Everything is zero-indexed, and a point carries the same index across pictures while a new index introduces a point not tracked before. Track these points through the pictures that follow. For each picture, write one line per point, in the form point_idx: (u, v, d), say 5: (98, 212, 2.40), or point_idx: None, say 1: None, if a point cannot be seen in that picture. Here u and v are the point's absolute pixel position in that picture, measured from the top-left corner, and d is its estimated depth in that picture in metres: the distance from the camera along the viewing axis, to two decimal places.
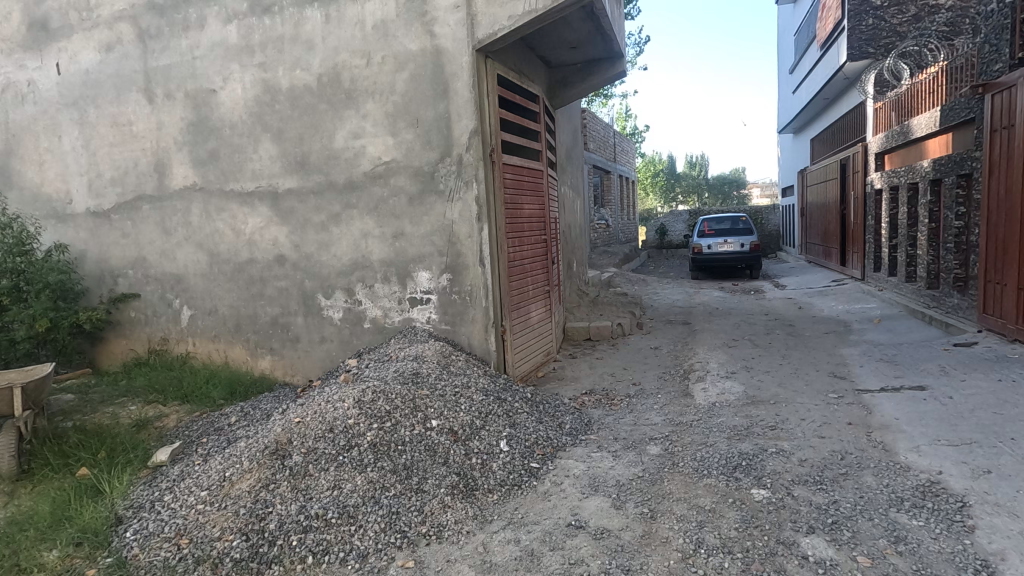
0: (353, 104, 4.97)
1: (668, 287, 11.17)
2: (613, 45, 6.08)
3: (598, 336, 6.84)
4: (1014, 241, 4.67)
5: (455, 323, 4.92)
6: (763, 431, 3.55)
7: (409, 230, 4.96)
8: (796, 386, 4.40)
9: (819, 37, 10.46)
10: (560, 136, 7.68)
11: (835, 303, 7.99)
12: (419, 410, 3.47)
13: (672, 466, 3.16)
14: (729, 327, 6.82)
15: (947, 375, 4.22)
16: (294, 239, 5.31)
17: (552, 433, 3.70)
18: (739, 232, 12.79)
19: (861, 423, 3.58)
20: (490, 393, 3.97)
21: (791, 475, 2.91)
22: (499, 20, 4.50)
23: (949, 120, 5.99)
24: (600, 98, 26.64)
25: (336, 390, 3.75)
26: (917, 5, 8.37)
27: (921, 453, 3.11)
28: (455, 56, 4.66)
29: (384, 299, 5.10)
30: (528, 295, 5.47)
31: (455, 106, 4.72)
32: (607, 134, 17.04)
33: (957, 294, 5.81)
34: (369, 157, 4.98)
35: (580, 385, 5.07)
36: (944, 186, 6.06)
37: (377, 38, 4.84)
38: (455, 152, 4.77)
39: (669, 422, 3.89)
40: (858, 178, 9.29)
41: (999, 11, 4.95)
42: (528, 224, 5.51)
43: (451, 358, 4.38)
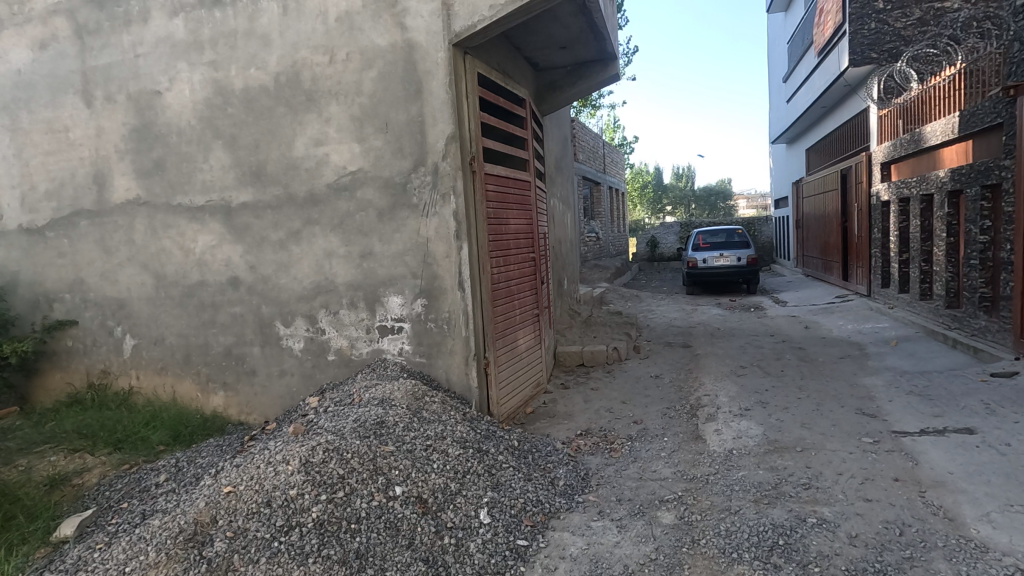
0: (315, 106, 4.34)
1: (663, 303, 10.61)
2: (606, 45, 5.56)
3: (592, 362, 6.26)
4: None
5: (431, 355, 4.30)
6: (796, 491, 2.96)
7: (379, 249, 4.34)
8: (823, 428, 3.82)
9: (816, 44, 10.09)
10: (549, 143, 7.13)
11: (845, 321, 7.46)
12: (380, 474, 2.88)
13: (692, 545, 2.56)
14: (735, 352, 6.25)
15: (996, 417, 3.66)
16: (249, 259, 4.60)
17: (544, 494, 3.08)
18: (735, 245, 12.31)
19: (911, 479, 3.00)
20: (469, 444, 3.35)
21: (843, 562, 2.33)
22: (478, 10, 3.95)
23: (971, 127, 5.52)
24: (587, 108, 26.43)
25: (281, 446, 3.14)
26: (922, 8, 7.99)
27: (996, 524, 2.53)
28: (429, 52, 4.10)
29: (350, 328, 4.45)
30: (515, 320, 4.87)
31: (430, 108, 4.14)
32: (596, 144, 16.58)
33: (985, 315, 5.31)
34: (333, 166, 4.35)
35: (574, 424, 4.46)
36: (966, 198, 5.59)
37: (341, 32, 4.24)
38: (430, 160, 4.18)
39: (681, 477, 3.29)
40: (861, 189, 8.85)
41: None
42: (514, 241, 4.93)
43: (425, 400, 3.74)
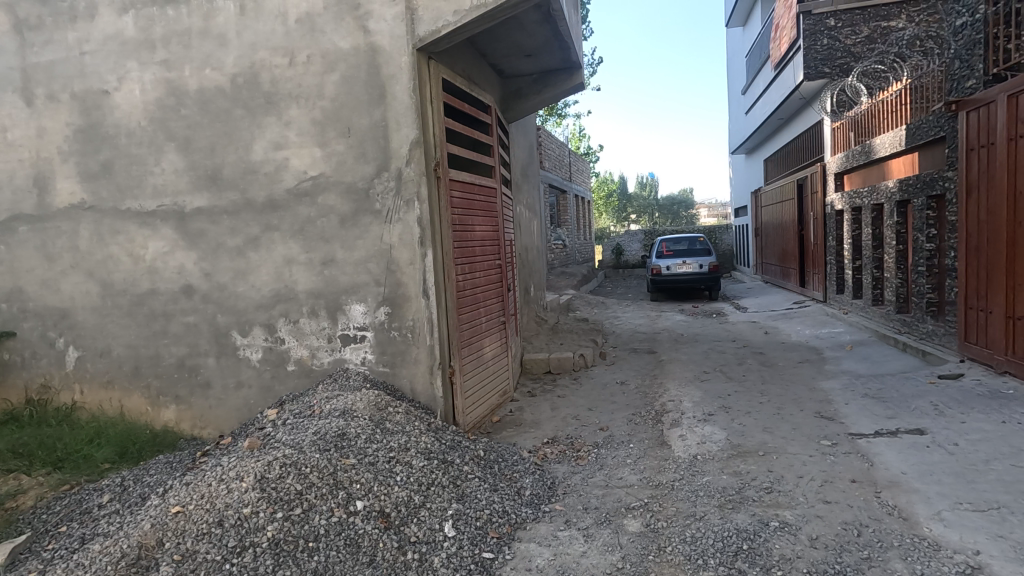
0: (275, 109, 4.20)
1: (629, 310, 10.74)
2: (571, 54, 5.60)
3: (558, 369, 6.25)
4: (999, 265, 4.38)
5: (395, 364, 4.21)
6: (758, 496, 3.00)
7: (341, 256, 4.22)
8: (783, 432, 3.90)
9: (772, 58, 10.47)
10: (514, 150, 7.14)
11: (802, 327, 7.69)
12: (340, 488, 2.79)
13: (658, 553, 2.55)
14: (698, 357, 6.36)
15: (944, 417, 3.81)
16: (203, 267, 4.39)
17: (510, 505, 3.03)
18: (698, 253, 12.58)
19: (867, 481, 3.08)
20: (434, 455, 3.29)
21: (804, 564, 2.37)
22: (443, 15, 3.92)
23: (916, 140, 5.77)
24: (553, 117, 26.78)
25: (235, 461, 3.01)
26: (870, 26, 8.40)
27: (947, 523, 2.59)
28: (393, 56, 4.03)
29: (311, 337, 4.30)
30: (481, 328, 4.82)
31: (394, 113, 4.07)
32: (562, 153, 16.74)
33: (932, 320, 5.55)
34: (293, 170, 4.21)
35: (541, 432, 4.44)
36: (913, 208, 5.86)
37: (302, 33, 4.13)
38: (394, 165, 4.10)
39: (647, 484, 3.30)
40: (816, 199, 9.17)
41: (971, 25, 4.72)
42: (480, 248, 4.89)
43: (388, 410, 3.65)
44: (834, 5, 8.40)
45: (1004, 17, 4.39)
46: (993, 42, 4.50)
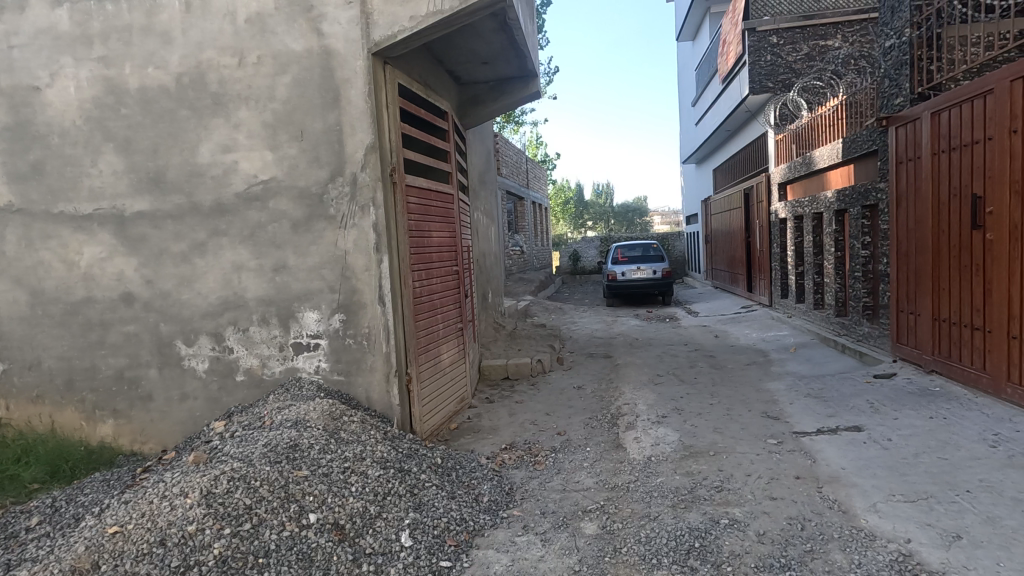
0: (223, 111, 4.05)
1: (586, 316, 10.90)
2: (527, 63, 5.67)
3: (516, 374, 6.28)
4: (925, 271, 4.69)
5: (350, 373, 4.12)
6: (709, 494, 3.09)
7: (293, 262, 4.10)
8: (732, 432, 4.04)
9: (720, 72, 10.91)
10: (472, 157, 7.15)
11: (750, 330, 7.99)
12: (292, 501, 2.72)
13: (614, 554, 2.59)
14: (652, 361, 6.52)
15: (879, 414, 4.04)
16: (145, 273, 4.17)
17: (467, 512, 3.01)
18: (652, 259, 12.90)
19: (810, 476, 3.22)
20: (390, 464, 3.25)
21: (751, 559, 2.45)
22: (399, 20, 3.90)
23: (851, 153, 6.12)
24: (510, 125, 26.97)
25: (179, 476, 2.88)
26: (809, 44, 8.85)
27: (881, 514, 2.73)
28: (347, 59, 3.97)
29: (262, 346, 4.15)
30: (438, 334, 4.79)
31: (349, 117, 4.01)
32: (519, 160, 16.86)
33: (868, 322, 5.87)
34: (242, 174, 4.07)
35: (499, 438, 4.44)
36: (849, 217, 6.20)
37: (252, 33, 4.01)
38: (348, 170, 4.03)
39: (603, 486, 3.35)
40: (761, 208, 9.58)
41: (898, 47, 5.02)
42: (437, 254, 4.87)
43: (343, 420, 3.57)
44: (776, 23, 8.83)
45: (927, 40, 4.71)
46: (917, 63, 4.83)
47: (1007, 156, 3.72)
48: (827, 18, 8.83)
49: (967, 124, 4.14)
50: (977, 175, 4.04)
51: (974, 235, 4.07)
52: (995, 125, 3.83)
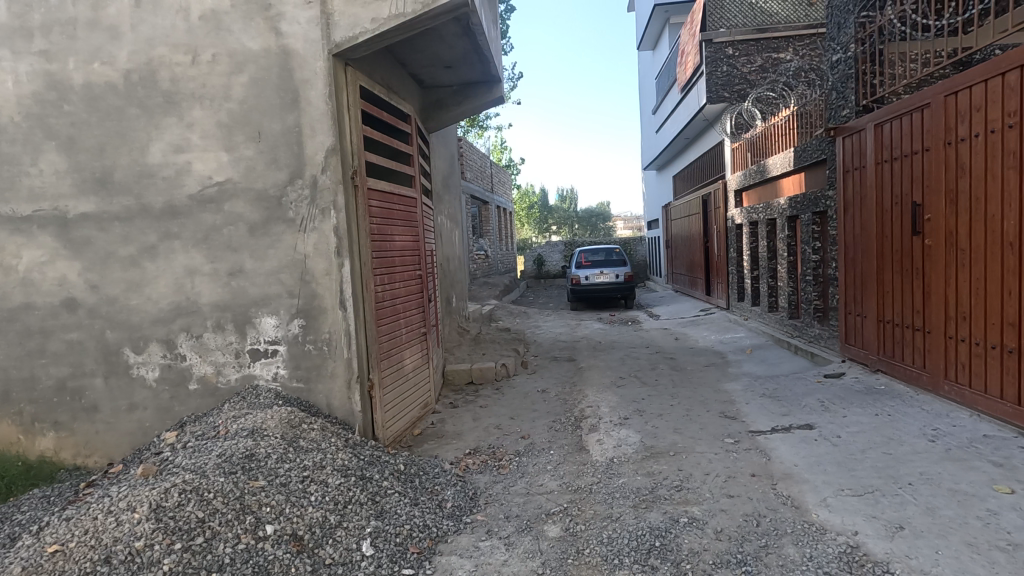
0: (175, 109, 3.90)
1: (550, 319, 10.97)
2: (490, 68, 5.68)
3: (481, 379, 6.26)
4: (870, 275, 4.92)
5: (310, 380, 4.03)
6: (670, 494, 3.15)
7: (250, 266, 3.97)
8: (692, 432, 4.13)
9: (679, 81, 11.21)
10: (435, 161, 7.12)
11: (708, 333, 8.20)
12: (248, 513, 2.64)
13: (576, 556, 2.61)
14: (615, 363, 6.62)
15: (829, 412, 4.21)
16: (90, 278, 3.95)
17: (431, 518, 2.99)
18: (614, 263, 13.10)
19: (765, 474, 3.33)
20: (352, 471, 3.19)
21: (710, 556, 2.51)
22: (361, 22, 3.86)
23: (802, 162, 6.38)
24: (474, 129, 26.97)
25: (126, 491, 2.76)
26: (763, 56, 9.19)
27: (832, 508, 2.84)
28: (307, 60, 3.88)
29: (216, 353, 4.00)
30: (401, 339, 4.74)
31: (308, 119, 3.91)
32: (484, 164, 16.88)
33: (818, 324, 6.11)
34: (195, 175, 3.91)
35: (463, 443, 4.42)
36: (801, 223, 6.46)
37: (206, 31, 3.88)
38: (308, 172, 3.93)
39: (567, 489, 3.37)
40: (719, 214, 9.88)
41: (844, 61, 5.27)
42: (400, 258, 4.81)
43: (302, 428, 3.49)
44: (731, 35, 9.15)
45: (870, 55, 4.96)
46: (862, 77, 5.08)
47: (943, 166, 3.94)
48: (779, 32, 9.19)
49: (908, 136, 4.37)
50: (917, 184, 4.26)
51: (914, 241, 4.30)
52: (932, 137, 4.05)
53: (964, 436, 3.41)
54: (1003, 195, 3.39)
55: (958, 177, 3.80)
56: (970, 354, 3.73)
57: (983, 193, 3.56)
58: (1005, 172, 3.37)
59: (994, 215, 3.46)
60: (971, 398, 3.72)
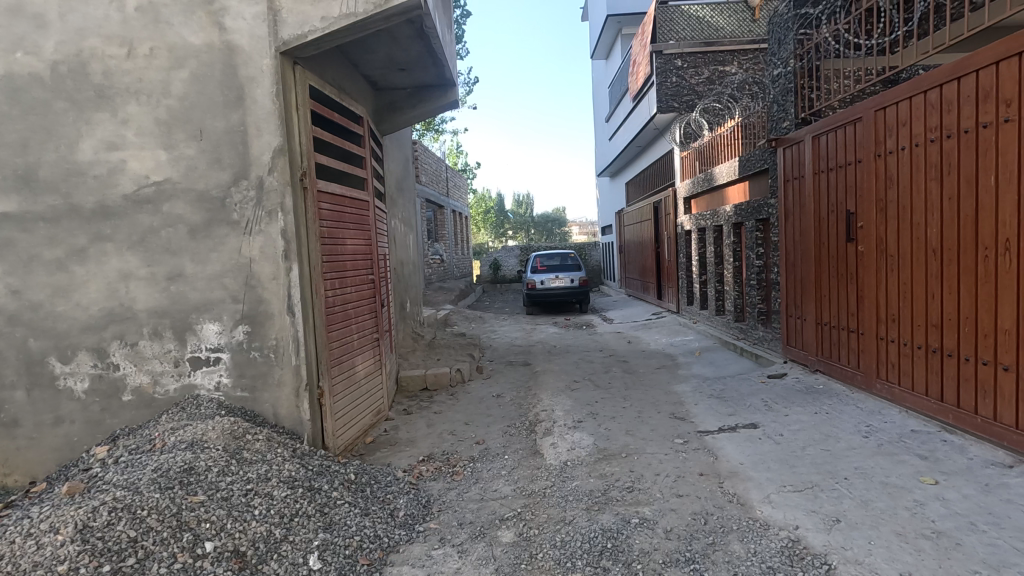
0: (108, 105, 3.68)
1: (505, 324, 10.98)
2: (445, 71, 5.64)
3: (436, 385, 6.18)
4: (809, 280, 5.17)
5: (255, 388, 3.87)
6: (621, 495, 3.20)
7: (191, 270, 3.77)
8: (643, 433, 4.22)
9: (631, 90, 11.48)
10: (389, 163, 7.01)
11: (659, 336, 8.41)
12: (186, 530, 2.51)
13: (530, 561, 2.61)
14: (569, 367, 6.68)
15: (772, 411, 4.38)
16: (10, 283, 3.63)
17: (382, 529, 2.91)
18: (570, 268, 13.26)
19: (712, 473, 3.43)
20: (299, 483, 3.09)
21: (660, 556, 2.55)
22: (310, 20, 3.76)
23: (746, 171, 6.64)
24: (430, 132, 26.78)
25: (49, 511, 2.57)
26: (710, 69, 9.54)
27: (774, 504, 2.95)
28: (253, 57, 3.74)
29: (153, 362, 3.77)
30: (353, 345, 4.62)
31: (254, 117, 3.77)
32: (439, 168, 16.78)
33: (762, 327, 6.37)
34: (130, 174, 3.70)
35: (417, 450, 4.35)
36: (746, 229, 6.72)
37: (143, 23, 3.69)
38: (254, 173, 3.79)
39: (521, 493, 3.37)
40: (669, 220, 10.15)
41: (785, 75, 5.53)
42: (351, 262, 4.70)
43: (246, 439, 3.35)
44: (680, 47, 9.48)
45: (808, 71, 5.21)
46: (800, 91, 5.33)
47: (874, 177, 4.18)
48: (725, 46, 9.57)
49: (842, 148, 4.62)
50: (851, 194, 4.51)
51: (848, 247, 4.54)
52: (864, 149, 4.30)
53: (894, 432, 3.62)
54: (927, 205, 3.63)
55: (887, 187, 4.04)
56: (899, 354, 3.96)
57: (909, 202, 3.80)
58: (929, 184, 3.61)
59: (919, 223, 3.70)
60: (900, 395, 3.95)
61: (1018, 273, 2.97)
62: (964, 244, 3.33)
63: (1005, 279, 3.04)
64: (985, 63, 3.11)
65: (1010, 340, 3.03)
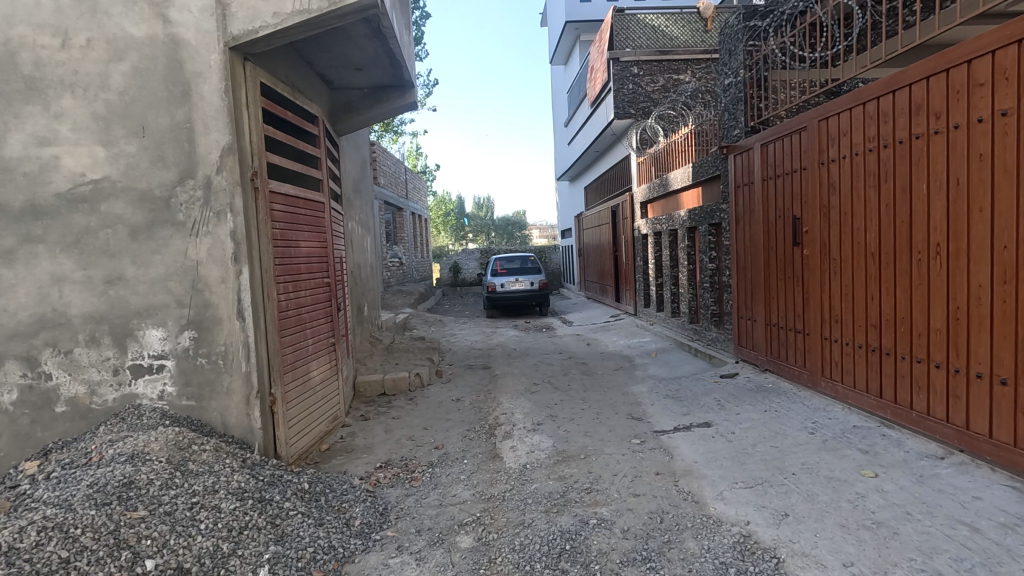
0: (39, 97, 3.42)
1: (465, 327, 10.92)
2: (403, 72, 5.58)
3: (394, 390, 6.09)
4: (759, 282, 5.35)
5: (202, 397, 3.70)
6: (580, 497, 3.22)
7: (131, 273, 3.56)
8: (601, 435, 4.26)
9: (589, 96, 11.66)
10: (345, 164, 6.88)
11: (617, 338, 8.55)
12: (124, 548, 2.38)
13: (489, 566, 2.59)
14: (529, 370, 6.71)
15: (724, 410, 4.51)
16: None
17: (337, 538, 2.84)
18: (530, 271, 13.31)
19: (668, 471, 3.50)
20: (248, 494, 2.98)
21: (618, 556, 2.58)
22: (261, 15, 3.65)
23: (699, 176, 6.84)
24: (388, 134, 26.44)
25: None
26: (664, 77, 9.80)
27: (727, 501, 3.03)
28: (199, 51, 3.60)
29: (90, 371, 3.53)
30: (307, 350, 4.50)
31: (201, 114, 3.62)
32: (398, 170, 16.56)
33: (714, 328, 6.56)
34: (65, 171, 3.45)
35: (374, 457, 4.27)
36: (699, 233, 6.91)
37: (79, 12, 3.47)
38: (201, 172, 3.63)
39: (480, 498, 3.35)
40: (626, 223, 10.35)
41: (735, 84, 5.72)
42: (306, 265, 4.58)
43: (192, 450, 3.20)
44: (636, 55, 9.71)
45: (756, 81, 5.41)
46: (750, 100, 5.52)
47: (818, 183, 4.37)
48: (679, 55, 9.85)
49: (788, 156, 4.81)
50: (796, 200, 4.70)
51: (795, 251, 4.73)
52: (809, 157, 4.49)
53: (838, 427, 3.78)
54: (866, 211, 3.82)
55: (830, 193, 4.23)
56: (842, 353, 4.15)
57: (850, 208, 3.99)
58: (868, 191, 3.80)
59: (860, 229, 3.89)
60: (843, 393, 4.13)
61: (948, 276, 3.15)
62: (900, 248, 3.51)
63: (937, 282, 3.22)
64: (917, 77, 3.30)
65: (941, 339, 3.21)
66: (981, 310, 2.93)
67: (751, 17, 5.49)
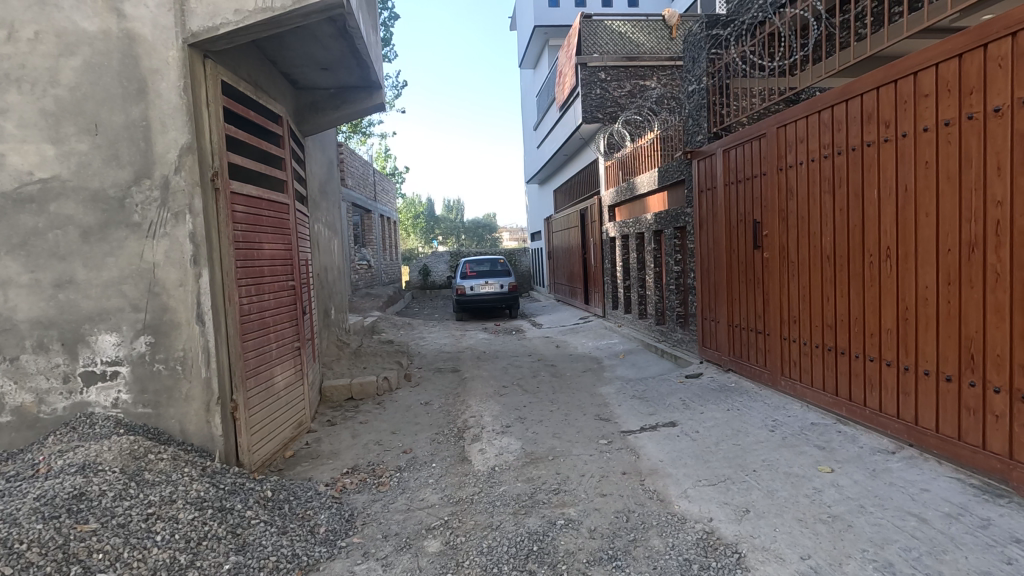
0: None
1: (434, 330, 10.85)
2: (370, 73, 5.54)
3: (362, 395, 6.00)
4: (722, 284, 5.49)
5: (159, 404, 3.56)
6: (548, 498, 3.24)
7: (83, 277, 3.42)
8: (569, 436, 4.30)
9: (558, 100, 11.79)
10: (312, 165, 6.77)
11: (586, 339, 8.63)
12: (74, 563, 2.29)
13: (456, 569, 2.58)
14: (498, 372, 6.71)
15: (689, 409, 4.61)
16: None
17: (301, 547, 2.78)
18: (500, 274, 13.32)
19: (634, 471, 3.55)
20: (208, 504, 2.89)
21: (585, 554, 2.61)
22: (222, 12, 3.56)
23: (664, 181, 6.97)
24: (357, 135, 26.14)
25: None
26: (630, 83, 10.00)
27: (691, 498, 3.09)
28: (157, 47, 3.49)
29: (38, 378, 3.37)
30: (271, 355, 4.39)
31: (158, 112, 3.51)
32: (366, 171, 16.37)
33: (680, 329, 6.69)
34: (11, 170, 3.31)
35: (340, 463, 4.19)
36: (665, 237, 7.06)
37: (26, 4, 3.32)
38: (158, 172, 3.52)
39: (448, 501, 3.33)
40: (595, 226, 10.48)
41: (698, 91, 5.88)
42: (269, 267, 4.47)
43: (148, 458, 3.09)
44: (603, 61, 9.91)
45: (719, 88, 5.57)
46: (713, 107, 5.68)
47: (777, 189, 4.52)
48: (645, 62, 10.07)
49: (749, 162, 4.96)
50: (757, 204, 4.84)
51: (755, 254, 4.87)
52: (768, 163, 4.64)
53: (797, 425, 3.91)
54: (821, 215, 3.96)
55: (789, 198, 4.37)
56: (800, 353, 4.28)
57: (806, 213, 4.13)
58: (823, 196, 3.95)
59: (816, 232, 4.03)
60: (802, 391, 4.27)
61: (897, 278, 3.29)
62: (853, 251, 3.65)
63: (887, 283, 3.36)
64: (868, 88, 3.45)
65: (892, 339, 3.35)
66: (928, 311, 3.07)
67: (713, 25, 5.64)
